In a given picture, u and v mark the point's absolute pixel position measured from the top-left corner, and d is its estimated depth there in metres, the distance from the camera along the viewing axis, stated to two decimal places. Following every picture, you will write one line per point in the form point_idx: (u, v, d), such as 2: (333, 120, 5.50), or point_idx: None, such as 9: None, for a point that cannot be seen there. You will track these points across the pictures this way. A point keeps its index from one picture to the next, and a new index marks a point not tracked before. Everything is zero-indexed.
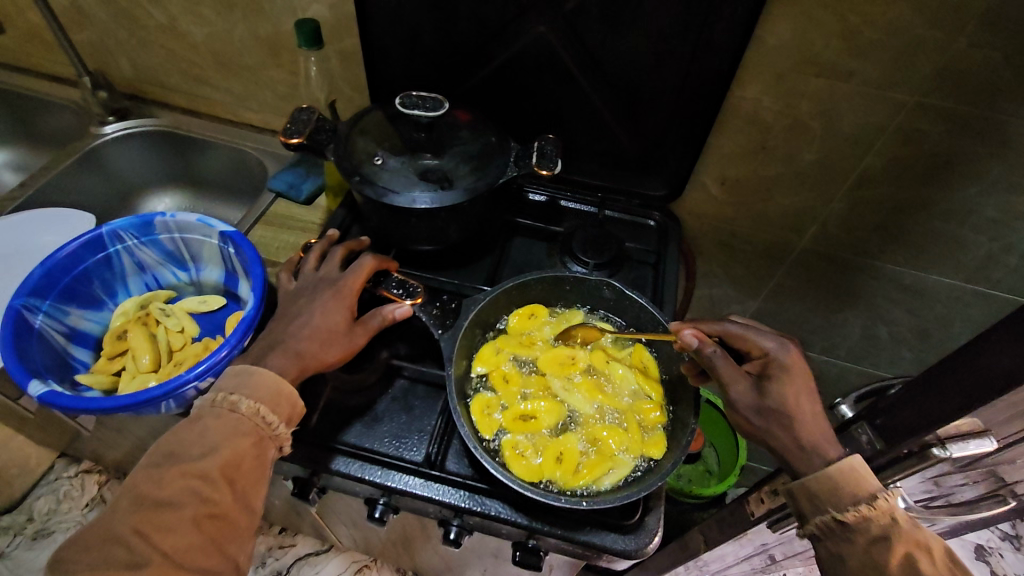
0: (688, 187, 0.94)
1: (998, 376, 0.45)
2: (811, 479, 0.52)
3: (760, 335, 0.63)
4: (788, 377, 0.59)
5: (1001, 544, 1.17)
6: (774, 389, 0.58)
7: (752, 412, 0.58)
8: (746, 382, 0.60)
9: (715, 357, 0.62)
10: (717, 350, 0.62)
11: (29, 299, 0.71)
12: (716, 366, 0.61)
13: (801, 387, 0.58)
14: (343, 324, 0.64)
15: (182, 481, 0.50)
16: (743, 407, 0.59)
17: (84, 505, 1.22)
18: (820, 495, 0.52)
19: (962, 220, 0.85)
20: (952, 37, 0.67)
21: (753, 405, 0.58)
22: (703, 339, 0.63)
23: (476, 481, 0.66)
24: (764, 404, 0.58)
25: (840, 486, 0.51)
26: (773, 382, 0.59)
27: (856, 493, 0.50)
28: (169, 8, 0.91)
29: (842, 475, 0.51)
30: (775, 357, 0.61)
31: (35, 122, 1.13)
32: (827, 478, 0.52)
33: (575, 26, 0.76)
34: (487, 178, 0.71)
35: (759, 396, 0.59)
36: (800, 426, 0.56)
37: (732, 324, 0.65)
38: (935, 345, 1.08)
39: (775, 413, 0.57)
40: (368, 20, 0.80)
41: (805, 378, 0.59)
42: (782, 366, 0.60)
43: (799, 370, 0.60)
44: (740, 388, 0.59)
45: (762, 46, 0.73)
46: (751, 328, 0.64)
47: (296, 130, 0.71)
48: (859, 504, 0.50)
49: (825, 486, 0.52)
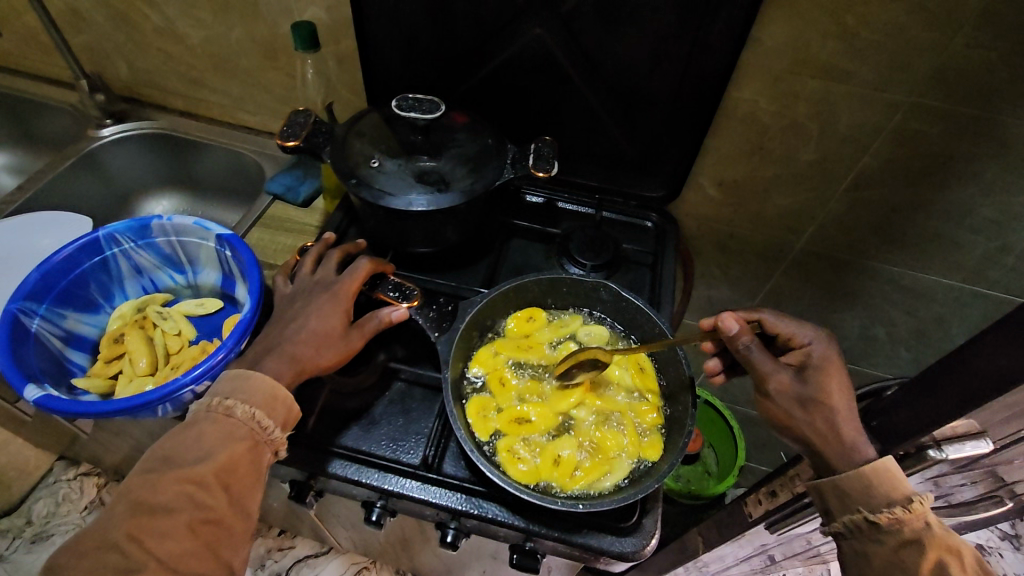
0: (686, 188, 0.94)
1: (994, 377, 0.44)
2: (844, 477, 0.52)
3: (797, 328, 0.64)
4: (828, 370, 0.59)
5: (1000, 544, 1.17)
6: (816, 380, 0.59)
7: (793, 404, 0.58)
8: (788, 374, 0.59)
9: (752, 349, 0.60)
10: (753, 340, 0.61)
11: (26, 303, 0.71)
12: (752, 357, 0.60)
13: (842, 381, 0.59)
14: (339, 327, 0.64)
15: (176, 486, 0.50)
16: (784, 398, 0.58)
17: (84, 508, 1.22)
18: (851, 493, 0.51)
19: (960, 221, 0.85)
20: (948, 38, 0.67)
21: (793, 396, 0.58)
22: (742, 327, 0.61)
23: (473, 484, 0.66)
24: (806, 394, 0.58)
25: (874, 486, 0.50)
26: (814, 374, 0.59)
27: (890, 495, 0.50)
28: (166, 11, 0.91)
29: (876, 476, 0.51)
30: (816, 350, 0.62)
31: (33, 126, 1.13)
32: (861, 477, 0.51)
33: (571, 28, 0.76)
34: (484, 180, 0.71)
35: (799, 386, 0.59)
36: (838, 415, 0.55)
37: (770, 314, 0.66)
38: (934, 345, 1.07)
39: (814, 405, 0.57)
40: (364, 22, 0.80)
41: (844, 373, 0.60)
42: (825, 359, 0.60)
43: (839, 364, 0.60)
44: (782, 379, 0.59)
45: (759, 48, 0.73)
46: (787, 320, 0.65)
47: (292, 133, 0.71)
48: (894, 506, 0.49)
49: (859, 485, 0.51)
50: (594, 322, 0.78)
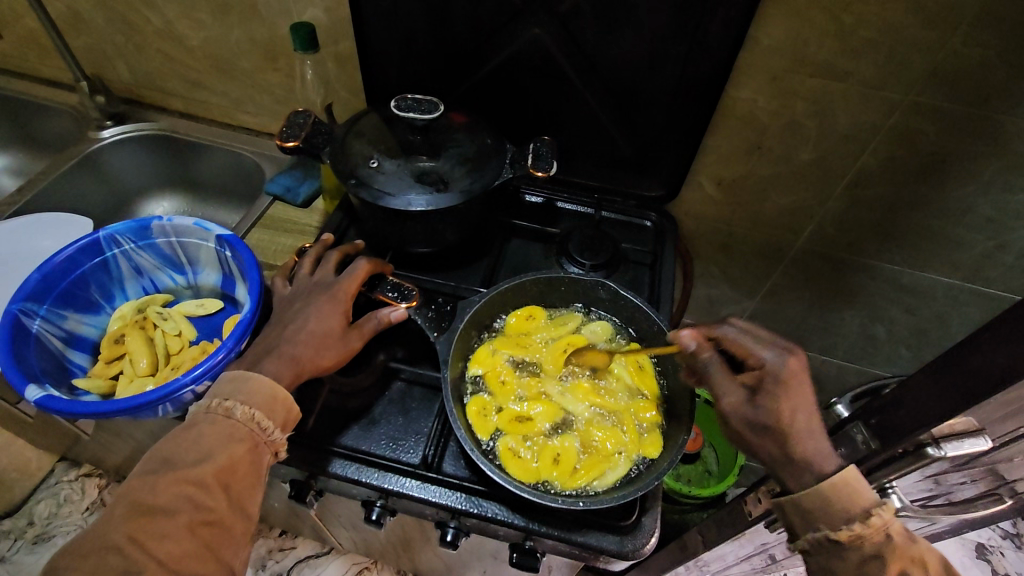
0: (685, 187, 0.94)
1: (993, 374, 0.44)
2: (802, 495, 0.52)
3: (756, 344, 0.59)
4: (785, 392, 0.56)
5: (1001, 542, 1.17)
6: (768, 404, 0.55)
7: (744, 426, 0.56)
8: (740, 396, 0.57)
9: (710, 364, 0.60)
10: (713, 356, 0.60)
11: (27, 304, 0.71)
12: (710, 374, 0.59)
13: (799, 403, 0.55)
14: (337, 328, 0.64)
15: (177, 487, 0.50)
16: (735, 420, 0.57)
17: (85, 508, 1.23)
18: (812, 511, 0.52)
19: (959, 219, 0.85)
20: (946, 37, 0.67)
21: (744, 419, 0.56)
22: (701, 343, 0.61)
23: (473, 483, 0.66)
24: (756, 419, 0.56)
25: (835, 503, 0.51)
26: (767, 399, 0.56)
27: (850, 510, 0.50)
28: (165, 13, 0.91)
29: (836, 491, 0.51)
30: (772, 370, 0.57)
31: (33, 127, 1.13)
32: (819, 494, 0.51)
33: (570, 28, 0.77)
34: (482, 180, 0.71)
35: (750, 409, 0.56)
36: (794, 442, 0.54)
37: (732, 329, 0.61)
38: (934, 344, 1.08)
39: (767, 431, 0.55)
40: (363, 23, 0.80)
41: (803, 394, 0.56)
42: (779, 381, 0.56)
43: (797, 385, 0.56)
44: (732, 401, 0.57)
45: (757, 47, 0.74)
46: (748, 336, 0.60)
47: (292, 134, 0.71)
48: (853, 522, 0.50)
49: (818, 502, 0.51)
50: (592, 319, 0.78)
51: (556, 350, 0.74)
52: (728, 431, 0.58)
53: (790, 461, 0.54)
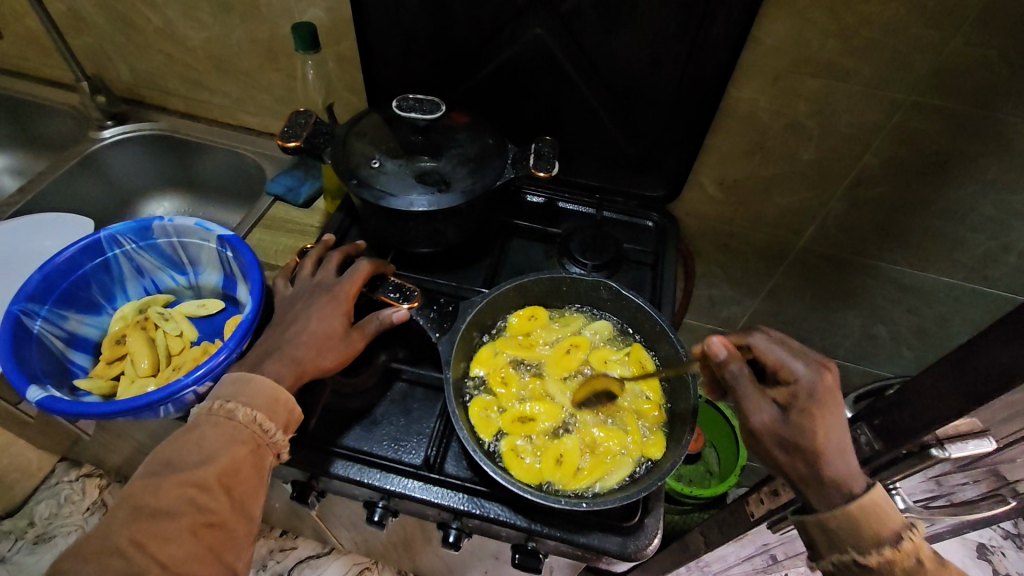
0: (687, 187, 0.94)
1: (998, 375, 0.44)
2: (830, 518, 0.51)
3: (789, 358, 0.56)
4: (821, 411, 0.53)
5: (1003, 542, 1.17)
6: (800, 422, 0.53)
7: (773, 443, 0.54)
8: (772, 410, 0.54)
9: (739, 377, 0.56)
10: (744, 369, 0.56)
11: (28, 304, 0.71)
12: (739, 387, 0.56)
13: (833, 422, 0.52)
14: (339, 329, 0.64)
15: (179, 489, 0.50)
16: (765, 438, 0.54)
17: (86, 509, 1.22)
18: (839, 534, 0.51)
19: (961, 220, 0.85)
20: (949, 37, 0.67)
21: (775, 437, 0.53)
22: (731, 353, 0.57)
23: (476, 484, 0.66)
24: (787, 438, 0.53)
25: (864, 527, 0.50)
26: (800, 417, 0.53)
27: (879, 534, 0.50)
28: (167, 12, 0.91)
29: (865, 515, 0.50)
30: (805, 388, 0.54)
31: (34, 127, 1.13)
32: (849, 517, 0.50)
33: (572, 28, 0.76)
34: (485, 180, 0.71)
35: (782, 427, 0.53)
36: (826, 465, 0.51)
37: (761, 340, 0.58)
38: (935, 344, 1.07)
39: (799, 449, 0.52)
40: (365, 22, 0.80)
41: (838, 412, 0.53)
42: (814, 398, 0.53)
43: (832, 403, 0.53)
44: (763, 417, 0.54)
45: (759, 47, 0.73)
46: (780, 349, 0.57)
47: (293, 134, 0.71)
48: (883, 547, 0.50)
49: (847, 525, 0.51)
50: (596, 319, 0.78)
51: (559, 350, 0.74)
52: (753, 446, 0.56)
53: (820, 482, 0.52)
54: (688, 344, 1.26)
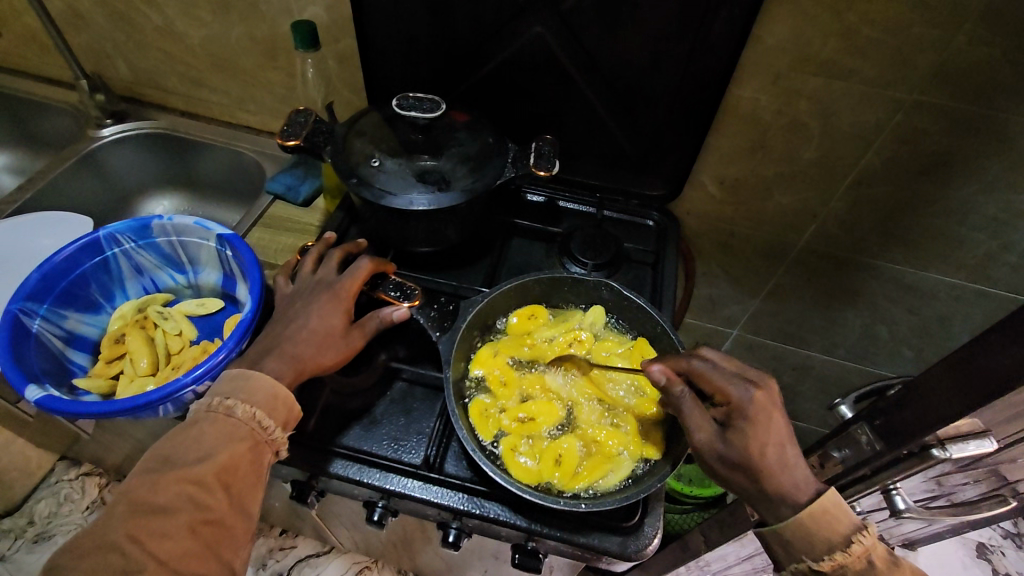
0: (687, 187, 0.94)
1: (999, 377, 0.44)
2: (783, 528, 0.53)
3: (724, 380, 0.57)
4: (757, 428, 0.54)
5: (1003, 542, 1.17)
6: (739, 441, 0.54)
7: (718, 462, 0.55)
8: (711, 429, 0.55)
9: (684, 401, 0.57)
10: (685, 391, 0.57)
11: (26, 303, 0.71)
12: (682, 410, 0.56)
13: (769, 437, 0.54)
14: (339, 327, 0.64)
15: (177, 486, 0.50)
16: (709, 458, 0.55)
17: (85, 508, 1.22)
18: (793, 543, 0.53)
19: (962, 218, 0.85)
20: (950, 36, 0.67)
21: (718, 457, 0.55)
22: (671, 377, 0.57)
23: (475, 484, 0.66)
24: (729, 458, 0.54)
25: (815, 534, 0.52)
26: (739, 435, 0.54)
27: (830, 540, 0.51)
28: (166, 10, 0.91)
29: (814, 521, 0.52)
30: (740, 407, 0.55)
31: (33, 126, 1.13)
32: (799, 525, 0.52)
33: (573, 27, 0.76)
34: (485, 179, 0.70)
35: (722, 445, 0.54)
36: (768, 480, 0.53)
37: (701, 363, 0.59)
38: (936, 344, 1.07)
39: (741, 469, 0.54)
40: (365, 21, 0.80)
41: (773, 428, 0.54)
42: (747, 417, 0.54)
43: (766, 420, 0.54)
44: (704, 437, 0.55)
45: (759, 46, 0.73)
46: (715, 372, 0.57)
47: (293, 132, 0.71)
48: (834, 552, 0.51)
49: (800, 534, 0.52)
50: (592, 306, 0.78)
51: (559, 348, 0.74)
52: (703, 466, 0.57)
53: (765, 496, 0.53)
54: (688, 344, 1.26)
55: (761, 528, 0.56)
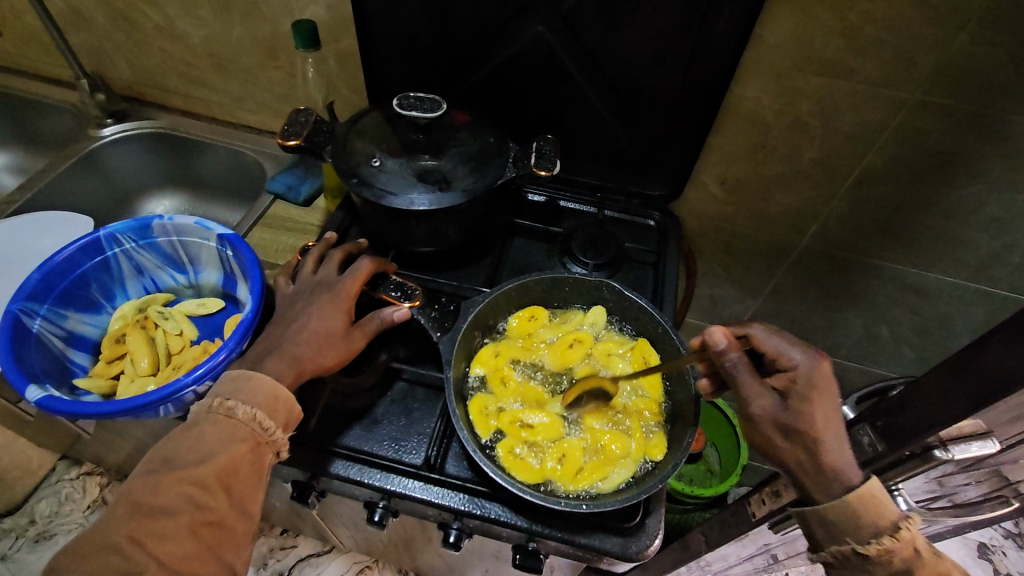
0: (688, 187, 0.94)
1: (1001, 378, 0.44)
2: (829, 508, 0.51)
3: (788, 346, 0.56)
4: (818, 395, 0.54)
5: (1003, 542, 1.16)
6: (800, 408, 0.54)
7: (773, 429, 0.54)
8: (769, 396, 0.55)
9: (736, 369, 0.56)
10: (742, 358, 0.56)
11: (27, 303, 0.71)
12: (736, 377, 0.56)
13: (830, 408, 0.53)
14: (340, 327, 0.64)
15: (178, 488, 0.50)
16: (764, 423, 0.55)
17: (86, 507, 1.22)
18: (838, 525, 0.52)
19: (964, 218, 0.85)
20: (953, 35, 0.67)
21: (775, 422, 0.54)
22: (730, 343, 0.56)
23: (476, 484, 0.66)
24: (788, 423, 0.53)
25: (863, 517, 0.51)
26: (799, 402, 0.54)
27: (878, 524, 0.51)
28: (166, 10, 0.91)
29: (864, 505, 0.50)
30: (803, 373, 0.55)
31: (33, 125, 1.12)
32: (847, 508, 0.51)
33: (574, 26, 0.76)
34: (486, 179, 0.70)
35: (781, 411, 0.54)
36: (826, 450, 0.52)
37: (760, 329, 0.58)
38: (938, 345, 1.07)
39: (799, 436, 0.53)
40: (365, 20, 0.80)
41: (833, 399, 0.54)
42: (811, 383, 0.54)
43: (828, 390, 0.54)
44: (762, 403, 0.54)
45: (761, 45, 0.73)
46: (779, 337, 0.57)
47: (294, 132, 0.71)
48: (882, 536, 0.50)
49: (846, 517, 0.51)
50: (593, 306, 0.78)
51: (559, 349, 0.74)
52: (753, 435, 0.56)
53: (819, 470, 0.52)
54: None
55: (802, 508, 0.54)
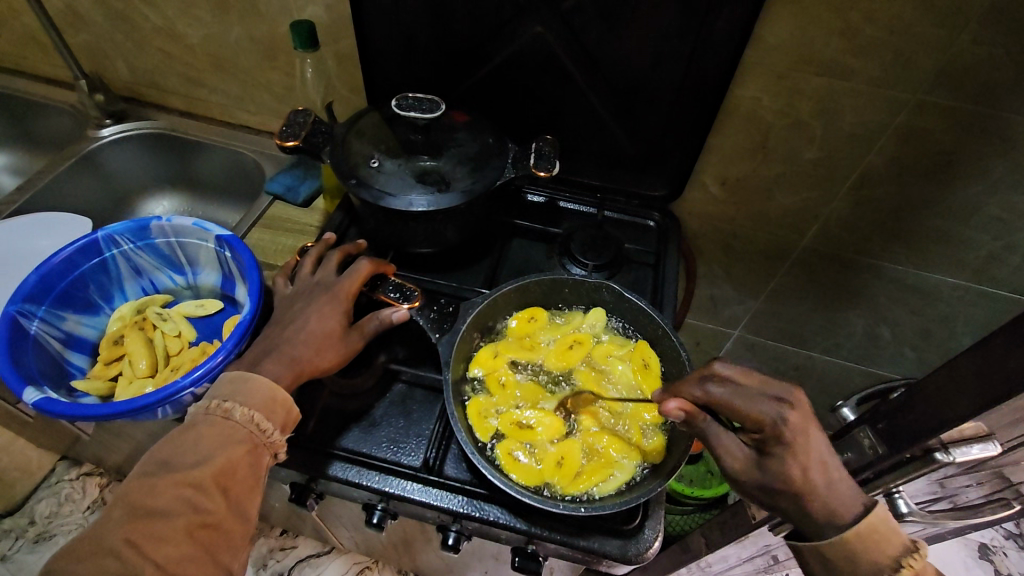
0: (688, 187, 0.93)
1: (1003, 383, 0.43)
2: (826, 547, 0.52)
3: (749, 404, 0.54)
4: (794, 450, 0.52)
5: (1005, 543, 1.16)
6: (775, 469, 0.52)
7: (755, 488, 0.54)
8: (745, 456, 0.54)
9: (709, 429, 0.55)
10: (708, 423, 0.56)
11: (24, 305, 0.71)
12: (708, 441, 0.55)
13: (809, 460, 0.52)
14: (338, 329, 0.63)
15: (175, 489, 0.50)
16: (745, 483, 0.54)
17: (86, 508, 1.22)
18: (836, 561, 0.52)
19: (965, 219, 0.84)
20: (954, 35, 0.66)
21: (755, 482, 0.54)
22: (692, 413, 0.56)
23: (475, 486, 0.66)
24: (767, 484, 0.53)
25: (862, 555, 0.51)
26: (775, 461, 0.53)
27: (878, 561, 0.50)
28: (165, 10, 0.90)
29: (862, 543, 0.50)
30: (773, 432, 0.53)
31: (32, 126, 1.12)
32: (844, 546, 0.51)
33: (573, 26, 0.76)
34: (485, 180, 0.70)
35: (758, 472, 0.53)
36: (812, 504, 0.51)
37: (719, 389, 0.56)
38: (939, 346, 1.07)
39: (782, 493, 0.52)
40: (364, 20, 0.79)
41: (811, 449, 0.52)
42: (783, 442, 0.52)
43: (803, 443, 0.52)
44: (736, 465, 0.54)
45: (762, 45, 0.73)
46: (737, 398, 0.55)
47: (292, 133, 0.70)
48: (881, 574, 0.50)
49: (845, 554, 0.51)
50: (593, 308, 0.77)
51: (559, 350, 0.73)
52: (740, 490, 0.56)
53: (810, 519, 0.52)
54: (689, 344, 1.25)
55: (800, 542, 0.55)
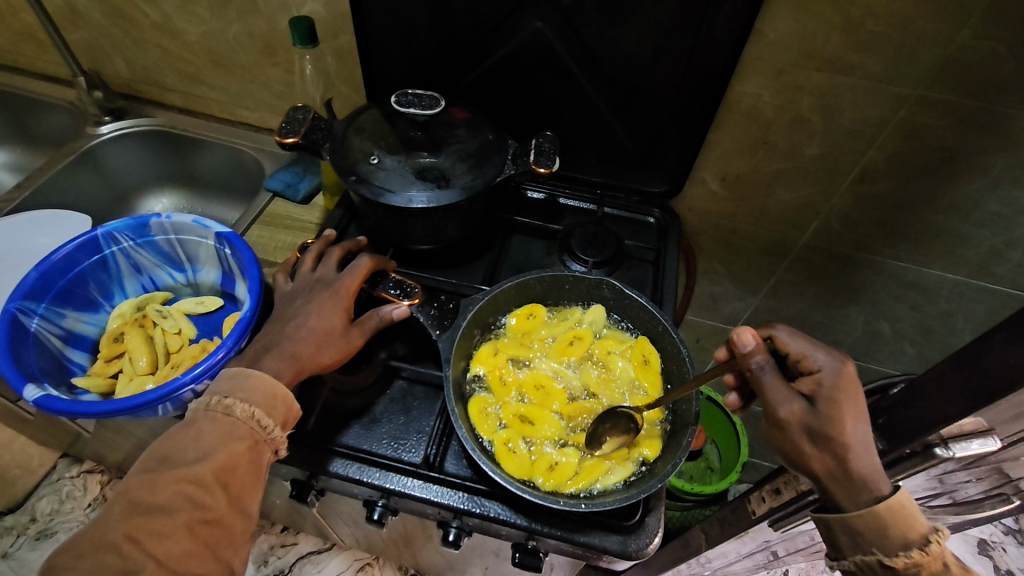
0: (688, 182, 0.93)
1: (1000, 378, 0.44)
2: (855, 517, 0.50)
3: (811, 349, 0.57)
4: (845, 396, 0.52)
5: (1004, 538, 1.16)
6: (828, 411, 0.52)
7: (802, 434, 0.52)
8: (799, 401, 0.53)
9: (765, 372, 0.55)
10: (767, 360, 0.55)
11: (25, 302, 0.71)
12: (763, 381, 0.55)
13: (858, 411, 0.52)
14: (339, 325, 0.63)
15: (176, 486, 0.50)
16: (792, 428, 0.53)
17: (87, 505, 1.23)
18: (865, 534, 0.51)
19: (966, 214, 0.84)
20: (955, 30, 0.66)
21: (802, 427, 0.52)
22: (757, 345, 0.56)
23: (475, 482, 0.66)
24: (815, 427, 0.52)
25: (892, 528, 0.50)
26: (825, 405, 0.52)
27: (907, 536, 0.50)
28: (163, 7, 0.90)
29: (892, 516, 0.49)
30: (827, 376, 0.54)
31: (30, 123, 1.12)
32: (873, 517, 0.50)
33: (573, 21, 0.75)
34: (484, 176, 0.70)
35: (810, 416, 0.52)
36: (854, 456, 0.50)
37: (784, 331, 0.59)
38: (939, 342, 1.07)
39: (828, 441, 0.51)
40: (363, 16, 0.79)
41: (861, 401, 0.52)
42: (838, 386, 0.53)
43: (854, 391, 0.53)
44: (790, 407, 0.53)
45: (762, 40, 0.72)
46: (804, 341, 0.58)
47: (291, 129, 0.70)
48: (911, 549, 0.49)
49: (874, 526, 0.50)
50: (593, 306, 0.77)
51: (561, 346, 0.74)
52: (779, 440, 0.55)
53: (848, 478, 0.50)
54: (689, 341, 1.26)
55: (822, 513, 0.54)
